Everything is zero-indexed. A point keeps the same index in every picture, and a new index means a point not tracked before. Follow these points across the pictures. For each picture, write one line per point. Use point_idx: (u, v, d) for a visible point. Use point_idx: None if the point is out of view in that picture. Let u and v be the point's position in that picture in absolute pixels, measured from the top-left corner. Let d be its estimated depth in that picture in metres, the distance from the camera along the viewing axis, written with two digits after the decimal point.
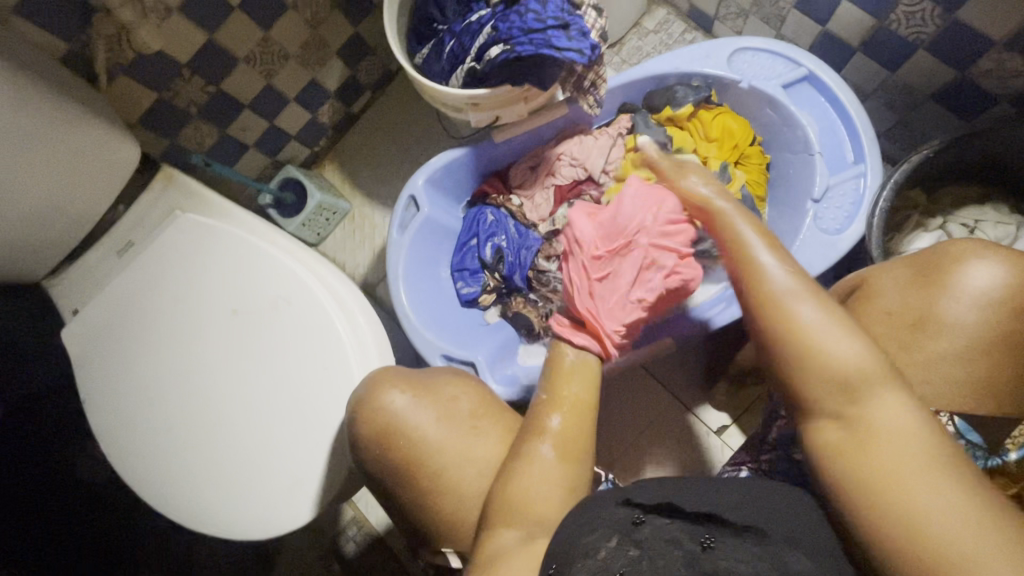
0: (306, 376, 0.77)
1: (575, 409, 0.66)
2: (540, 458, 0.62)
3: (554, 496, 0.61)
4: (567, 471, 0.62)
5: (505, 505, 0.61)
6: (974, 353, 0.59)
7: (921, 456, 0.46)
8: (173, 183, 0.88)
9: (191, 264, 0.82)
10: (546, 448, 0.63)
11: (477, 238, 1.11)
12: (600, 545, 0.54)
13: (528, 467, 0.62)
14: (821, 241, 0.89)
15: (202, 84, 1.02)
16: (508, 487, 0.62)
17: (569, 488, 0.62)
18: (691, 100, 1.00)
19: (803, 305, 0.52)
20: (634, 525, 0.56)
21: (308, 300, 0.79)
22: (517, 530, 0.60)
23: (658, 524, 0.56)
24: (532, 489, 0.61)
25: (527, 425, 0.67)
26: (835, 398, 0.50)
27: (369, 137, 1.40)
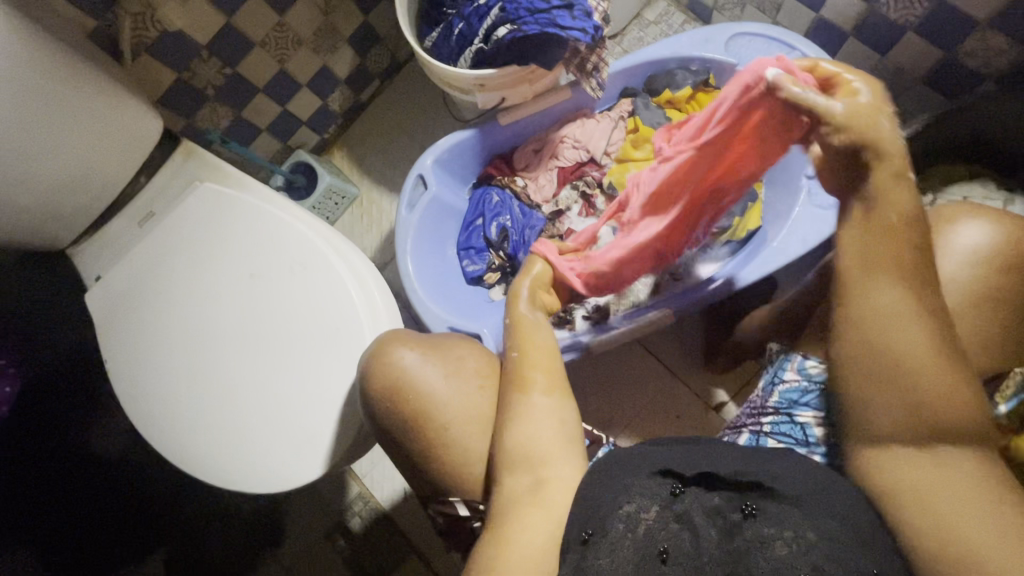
0: (321, 335, 0.81)
1: (550, 353, 0.71)
2: (536, 406, 0.67)
3: (553, 443, 0.66)
4: (561, 417, 0.68)
5: (510, 453, 0.66)
6: (958, 308, 0.62)
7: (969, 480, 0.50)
8: (193, 157, 0.92)
9: (211, 231, 0.86)
10: (537, 396, 0.68)
11: (482, 218, 1.14)
12: (640, 519, 0.57)
13: (525, 417, 0.67)
14: (814, 216, 0.93)
15: (219, 66, 1.06)
16: (510, 435, 0.66)
17: (565, 434, 0.67)
18: (689, 83, 1.05)
19: (907, 324, 0.50)
20: (674, 495, 0.59)
21: (323, 264, 0.82)
22: (526, 477, 0.65)
23: (696, 495, 0.59)
24: (530, 436, 0.66)
25: (511, 377, 0.70)
26: (917, 425, 0.51)
27: (377, 126, 1.44)
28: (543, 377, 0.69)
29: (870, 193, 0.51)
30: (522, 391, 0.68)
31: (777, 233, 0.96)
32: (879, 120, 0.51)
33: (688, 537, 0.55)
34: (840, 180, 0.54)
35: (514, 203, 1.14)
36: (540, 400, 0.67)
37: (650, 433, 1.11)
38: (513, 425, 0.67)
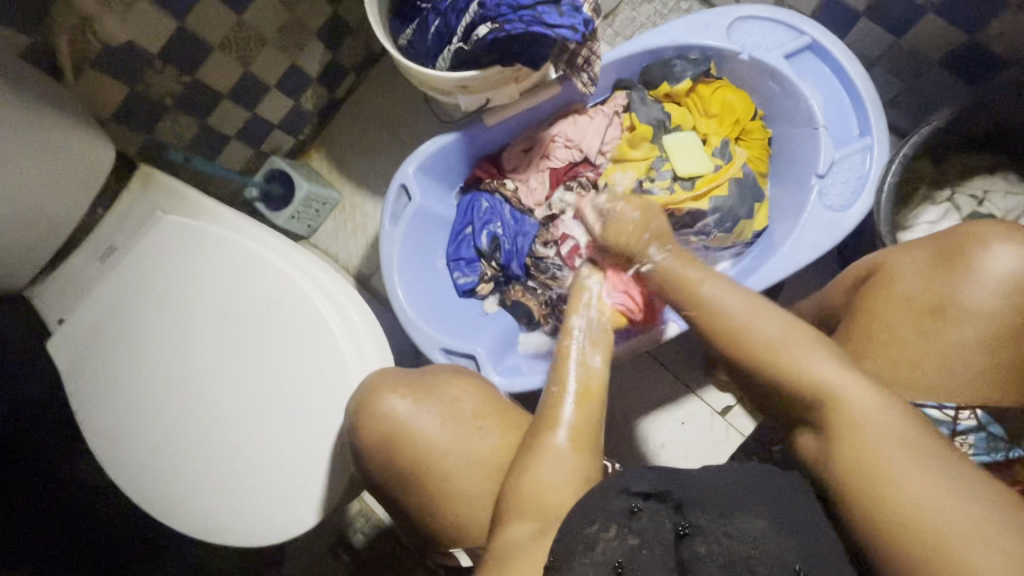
0: (301, 376, 0.75)
1: (586, 392, 0.67)
2: (555, 448, 0.63)
3: (567, 490, 0.61)
4: (575, 463, 0.63)
5: (517, 499, 0.62)
6: (994, 341, 0.56)
7: (906, 450, 0.48)
8: (153, 184, 0.84)
9: (178, 268, 0.79)
10: (559, 440, 0.63)
11: (472, 226, 1.08)
12: (599, 539, 0.53)
13: (541, 461, 0.63)
14: (826, 219, 0.86)
15: (176, 74, 0.97)
16: (521, 479, 0.63)
17: (584, 479, 0.62)
18: (689, 74, 0.96)
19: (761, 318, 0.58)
20: (631, 514, 0.55)
21: (299, 299, 0.76)
22: (530, 525, 0.60)
23: (654, 510, 0.55)
24: (543, 481, 0.62)
25: (539, 416, 0.66)
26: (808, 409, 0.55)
27: (355, 124, 1.36)
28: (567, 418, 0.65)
29: (884, 270, 0.64)
30: (546, 425, 0.65)
31: (787, 239, 0.89)
32: (897, 249, 0.65)
33: (643, 552, 0.52)
34: (917, 272, 0.61)
35: (505, 208, 1.09)
36: (561, 442, 0.63)
37: (655, 441, 1.11)
38: (526, 469, 0.63)
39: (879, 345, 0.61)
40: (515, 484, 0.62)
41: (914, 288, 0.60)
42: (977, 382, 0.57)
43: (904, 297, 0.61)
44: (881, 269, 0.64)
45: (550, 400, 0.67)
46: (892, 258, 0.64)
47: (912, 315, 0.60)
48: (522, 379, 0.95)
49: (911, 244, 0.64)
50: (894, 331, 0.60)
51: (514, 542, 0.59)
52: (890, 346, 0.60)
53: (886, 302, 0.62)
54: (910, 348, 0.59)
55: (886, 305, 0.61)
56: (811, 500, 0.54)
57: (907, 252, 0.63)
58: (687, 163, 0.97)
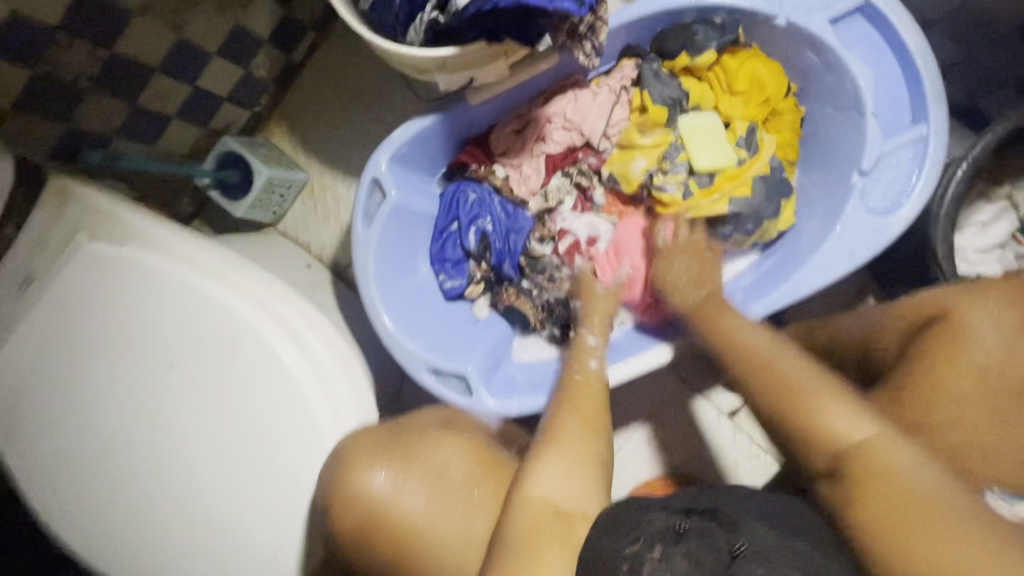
0: (262, 432, 0.65)
1: (591, 398, 0.72)
2: (573, 434, 0.66)
3: (575, 477, 0.63)
4: (581, 450, 0.65)
5: (526, 494, 0.62)
6: None
7: (920, 504, 0.47)
8: (71, 200, 0.70)
9: (108, 305, 0.66)
10: (557, 419, 0.68)
11: (457, 223, 0.95)
12: (645, 558, 0.51)
13: (552, 446, 0.65)
14: (867, 224, 0.74)
15: (88, 48, 0.79)
16: (529, 470, 0.63)
17: (591, 462, 0.65)
18: (714, 44, 0.80)
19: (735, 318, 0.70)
20: (678, 534, 0.53)
21: (256, 342, 0.65)
22: (552, 509, 0.60)
23: (697, 528, 0.53)
24: (547, 471, 0.62)
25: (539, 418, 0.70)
26: (820, 450, 0.54)
27: (320, 93, 1.18)
28: (577, 410, 0.69)
29: (955, 324, 0.57)
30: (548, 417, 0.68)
31: (818, 246, 0.77)
32: (969, 295, 0.58)
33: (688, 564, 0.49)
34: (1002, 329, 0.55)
35: (494, 199, 0.96)
36: (558, 421, 0.67)
37: (657, 444, 1.05)
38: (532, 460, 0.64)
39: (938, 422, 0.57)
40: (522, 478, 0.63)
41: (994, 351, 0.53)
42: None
43: (976, 367, 0.56)
44: (951, 324, 0.57)
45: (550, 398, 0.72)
46: (965, 311, 0.57)
47: None
48: (518, 402, 0.85)
49: (960, 293, 0.59)
50: (957, 399, 0.56)
51: (524, 526, 0.59)
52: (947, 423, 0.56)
53: (951, 369, 0.56)
54: None
55: (949, 374, 0.57)
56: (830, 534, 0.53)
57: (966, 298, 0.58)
58: (707, 155, 0.83)
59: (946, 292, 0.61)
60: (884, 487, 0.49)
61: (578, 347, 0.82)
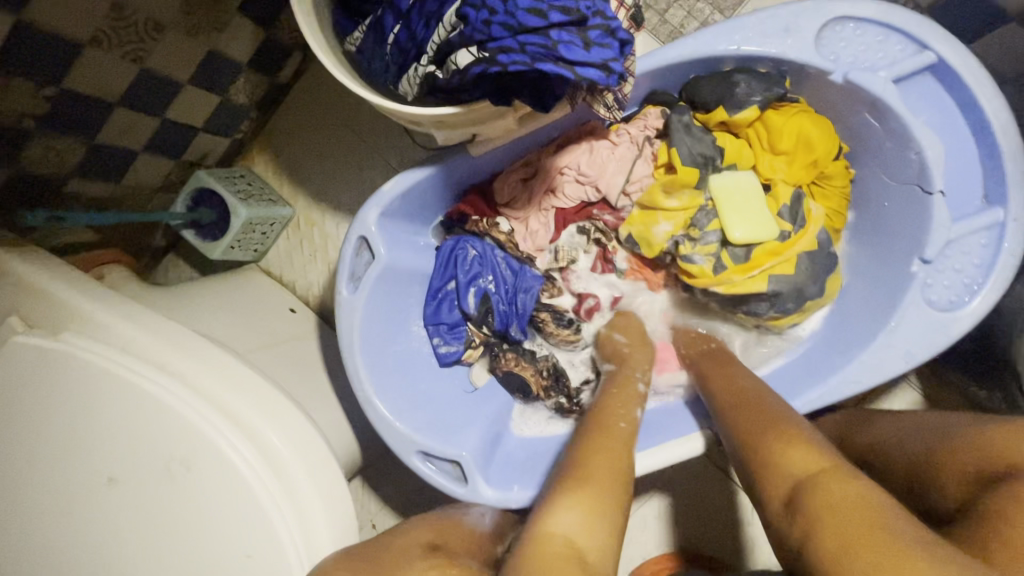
0: (221, 565, 0.54)
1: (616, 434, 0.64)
2: (615, 475, 0.59)
3: (592, 503, 0.55)
4: (606, 477, 0.58)
5: (546, 528, 0.53)
6: None
7: (866, 528, 0.44)
8: (7, 274, 0.61)
9: (40, 409, 0.56)
10: (577, 451, 0.63)
11: (456, 281, 0.85)
12: None
13: (580, 483, 0.57)
14: (928, 319, 0.64)
15: (34, 86, 0.69)
16: (548, 512, 0.55)
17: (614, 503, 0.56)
18: (756, 100, 0.69)
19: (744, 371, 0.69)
20: None
21: (213, 455, 0.55)
22: (568, 532, 0.52)
23: None
24: (566, 513, 0.54)
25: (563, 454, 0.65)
26: (781, 484, 0.52)
27: (308, 118, 1.07)
28: (608, 446, 0.62)
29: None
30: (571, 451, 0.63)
31: (868, 338, 0.67)
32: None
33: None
34: None
35: (499, 254, 0.86)
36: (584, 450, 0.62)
37: (668, 519, 0.97)
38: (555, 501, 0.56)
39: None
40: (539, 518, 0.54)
41: None
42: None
43: None
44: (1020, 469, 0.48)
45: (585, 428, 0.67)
46: None
47: None
48: (520, 493, 0.75)
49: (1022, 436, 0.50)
50: None
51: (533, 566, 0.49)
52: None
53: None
54: None
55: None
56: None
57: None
58: (742, 226, 0.72)
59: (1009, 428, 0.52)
60: (844, 518, 0.46)
61: (614, 395, 0.71)
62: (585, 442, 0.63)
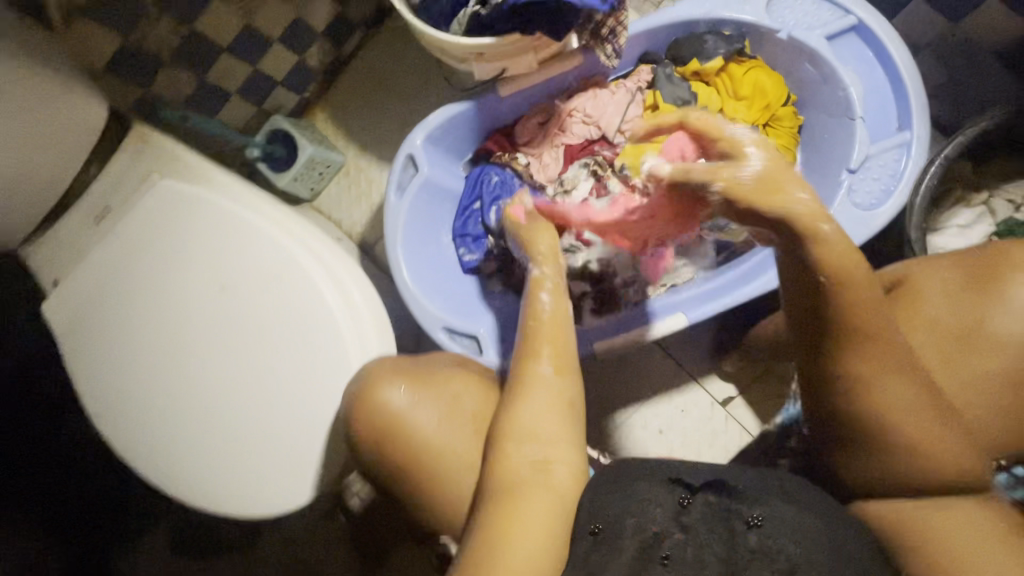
0: (301, 355, 0.73)
1: (556, 321, 0.68)
2: (542, 380, 0.64)
3: (554, 415, 0.63)
4: (561, 390, 0.65)
5: (505, 430, 0.63)
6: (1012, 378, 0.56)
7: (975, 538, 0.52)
8: (148, 144, 0.80)
9: (176, 235, 0.76)
10: (544, 367, 0.65)
11: (480, 201, 1.04)
12: (649, 523, 0.60)
13: (526, 392, 0.64)
14: (855, 217, 0.81)
15: (173, 25, 0.91)
16: (511, 415, 0.63)
17: (568, 403, 0.65)
18: (722, 53, 0.89)
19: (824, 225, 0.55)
20: (681, 506, 0.61)
21: (298, 273, 0.74)
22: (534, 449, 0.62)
23: (703, 502, 0.61)
24: (530, 415, 0.63)
25: (519, 351, 0.68)
26: (903, 473, 0.57)
27: (364, 85, 1.29)
28: (547, 350, 0.66)
29: (911, 286, 0.62)
30: (530, 359, 0.66)
31: None
32: (922, 266, 0.63)
33: (691, 548, 0.57)
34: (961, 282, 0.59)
35: (515, 182, 1.04)
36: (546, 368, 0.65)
37: (653, 426, 1.11)
38: (512, 399, 0.64)
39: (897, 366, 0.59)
40: (508, 423, 0.63)
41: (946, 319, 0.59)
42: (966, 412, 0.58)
43: (931, 320, 0.59)
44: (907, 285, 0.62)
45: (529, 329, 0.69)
46: (924, 280, 0.62)
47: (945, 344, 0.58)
48: None
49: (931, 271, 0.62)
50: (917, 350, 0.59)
51: (511, 476, 0.60)
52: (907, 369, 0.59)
53: (911, 324, 0.60)
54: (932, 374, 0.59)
55: (909, 325, 0.60)
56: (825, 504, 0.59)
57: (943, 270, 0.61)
58: None
59: (908, 263, 0.66)
60: (956, 531, 0.54)
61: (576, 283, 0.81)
62: (549, 354, 0.66)
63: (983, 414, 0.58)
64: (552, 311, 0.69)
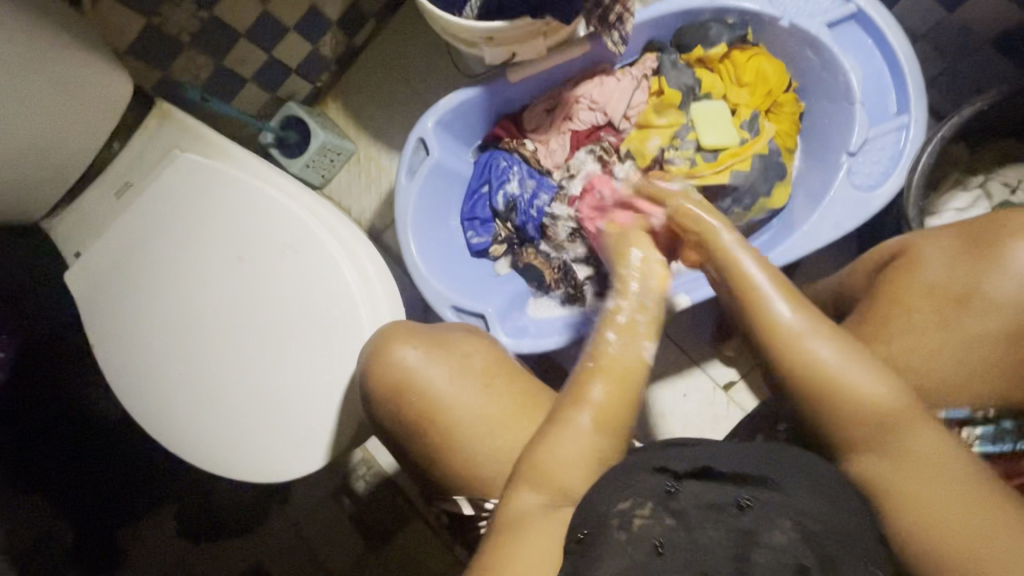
0: (315, 325, 0.75)
1: (627, 370, 0.63)
2: (576, 425, 0.61)
3: (581, 467, 0.60)
4: (597, 441, 0.61)
5: (531, 468, 0.61)
6: (1006, 341, 0.58)
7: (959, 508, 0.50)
8: (169, 120, 0.83)
9: (195, 208, 0.79)
10: (584, 418, 0.61)
11: (488, 185, 1.06)
12: (634, 516, 0.53)
13: (559, 437, 0.61)
14: (852, 198, 0.84)
15: (193, 9, 0.94)
16: (538, 455, 0.61)
17: (599, 458, 0.61)
18: (725, 39, 0.93)
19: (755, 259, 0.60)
20: (668, 493, 0.55)
21: (313, 245, 0.76)
22: (542, 494, 0.60)
23: (691, 489, 0.55)
24: (558, 457, 0.60)
25: (567, 391, 0.64)
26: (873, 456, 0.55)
27: (375, 75, 1.32)
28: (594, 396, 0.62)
29: (911, 255, 0.64)
30: (573, 404, 0.62)
31: (809, 217, 0.87)
32: (920, 236, 0.65)
33: (684, 532, 0.52)
34: (956, 245, 0.61)
35: (523, 167, 1.06)
36: (586, 420, 0.61)
37: (656, 409, 1.12)
38: (547, 437, 0.62)
39: (898, 331, 0.62)
40: (535, 456, 0.61)
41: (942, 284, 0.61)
42: (964, 375, 0.60)
43: (928, 285, 0.62)
44: (909, 257, 0.64)
45: (576, 378, 0.64)
46: (926, 250, 0.63)
47: (942, 310, 0.60)
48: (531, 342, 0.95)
49: (927, 242, 0.64)
50: (916, 316, 0.62)
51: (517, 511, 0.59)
52: (909, 332, 0.61)
53: (909, 289, 0.62)
54: (928, 337, 0.61)
55: (908, 290, 0.62)
56: (829, 475, 0.57)
57: (942, 241, 0.63)
58: (713, 134, 0.94)
59: (909, 236, 0.67)
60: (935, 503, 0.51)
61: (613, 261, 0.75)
62: (597, 402, 0.62)
63: (976, 373, 0.59)
64: (620, 356, 0.64)
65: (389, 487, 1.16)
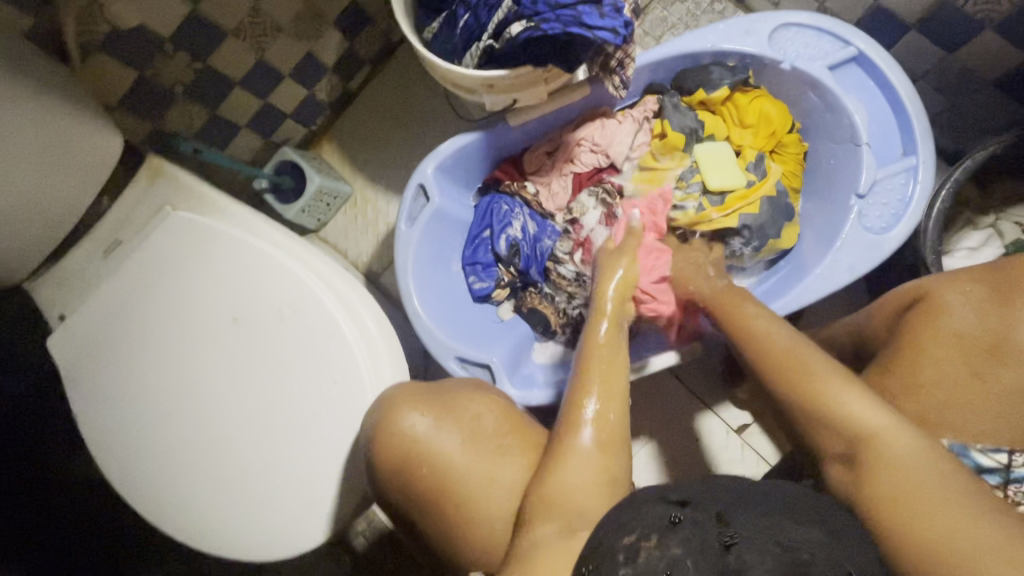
0: (314, 390, 0.71)
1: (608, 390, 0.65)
2: (579, 449, 0.61)
3: (590, 494, 0.59)
4: (601, 466, 0.60)
5: (539, 502, 0.60)
6: None
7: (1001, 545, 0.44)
8: (162, 176, 0.80)
9: (187, 268, 0.75)
10: (583, 440, 0.61)
11: (490, 230, 1.03)
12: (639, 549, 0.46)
13: (563, 465, 0.61)
14: (865, 241, 0.82)
15: (187, 60, 0.91)
16: (543, 485, 0.61)
17: (609, 481, 0.60)
18: (727, 82, 0.92)
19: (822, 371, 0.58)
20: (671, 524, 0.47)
21: (313, 304, 0.72)
22: (554, 526, 0.58)
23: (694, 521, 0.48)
24: (565, 484, 0.59)
25: (564, 417, 0.64)
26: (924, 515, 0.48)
27: (370, 116, 1.31)
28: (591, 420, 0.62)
29: (937, 302, 0.62)
30: (571, 429, 0.63)
31: (820, 260, 0.84)
32: (944, 279, 0.63)
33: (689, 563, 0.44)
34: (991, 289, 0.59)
35: (524, 210, 1.04)
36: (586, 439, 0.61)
37: (667, 455, 1.08)
38: (553, 467, 0.61)
39: (932, 389, 0.59)
40: (543, 481, 0.61)
41: (968, 335, 0.59)
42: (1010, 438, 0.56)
43: (962, 339, 0.59)
44: (932, 306, 0.62)
45: (573, 404, 0.65)
46: (951, 297, 0.61)
47: (978, 366, 0.58)
48: (539, 393, 0.91)
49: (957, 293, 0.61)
50: (953, 374, 0.59)
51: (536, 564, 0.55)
52: (945, 390, 0.58)
53: (945, 346, 0.60)
54: (968, 395, 0.58)
55: (937, 344, 0.60)
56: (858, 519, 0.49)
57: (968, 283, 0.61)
58: (718, 177, 0.93)
59: (930, 279, 0.66)
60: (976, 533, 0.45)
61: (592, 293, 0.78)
62: (592, 425, 0.62)
63: None
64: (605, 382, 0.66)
65: (390, 546, 1.10)
